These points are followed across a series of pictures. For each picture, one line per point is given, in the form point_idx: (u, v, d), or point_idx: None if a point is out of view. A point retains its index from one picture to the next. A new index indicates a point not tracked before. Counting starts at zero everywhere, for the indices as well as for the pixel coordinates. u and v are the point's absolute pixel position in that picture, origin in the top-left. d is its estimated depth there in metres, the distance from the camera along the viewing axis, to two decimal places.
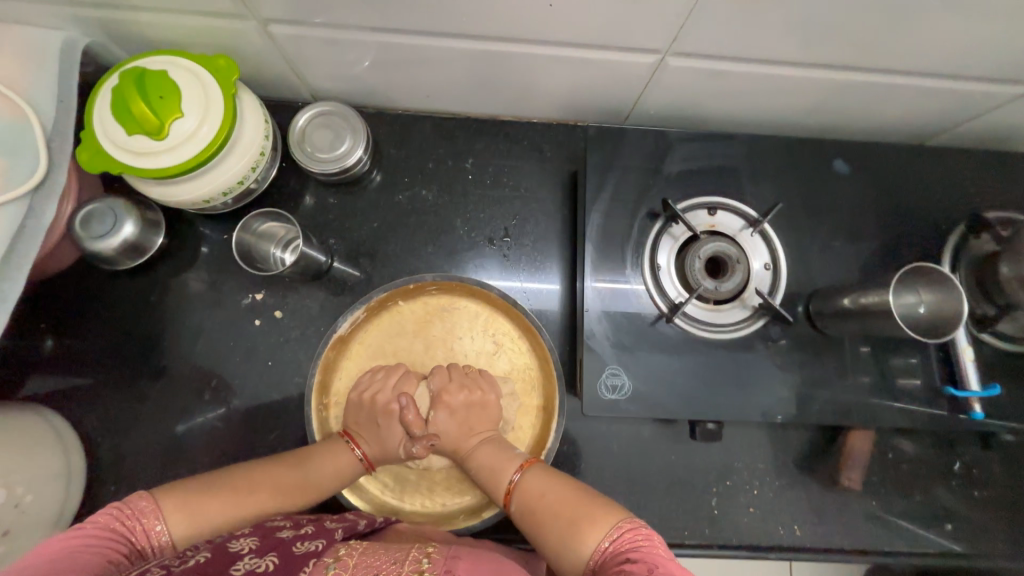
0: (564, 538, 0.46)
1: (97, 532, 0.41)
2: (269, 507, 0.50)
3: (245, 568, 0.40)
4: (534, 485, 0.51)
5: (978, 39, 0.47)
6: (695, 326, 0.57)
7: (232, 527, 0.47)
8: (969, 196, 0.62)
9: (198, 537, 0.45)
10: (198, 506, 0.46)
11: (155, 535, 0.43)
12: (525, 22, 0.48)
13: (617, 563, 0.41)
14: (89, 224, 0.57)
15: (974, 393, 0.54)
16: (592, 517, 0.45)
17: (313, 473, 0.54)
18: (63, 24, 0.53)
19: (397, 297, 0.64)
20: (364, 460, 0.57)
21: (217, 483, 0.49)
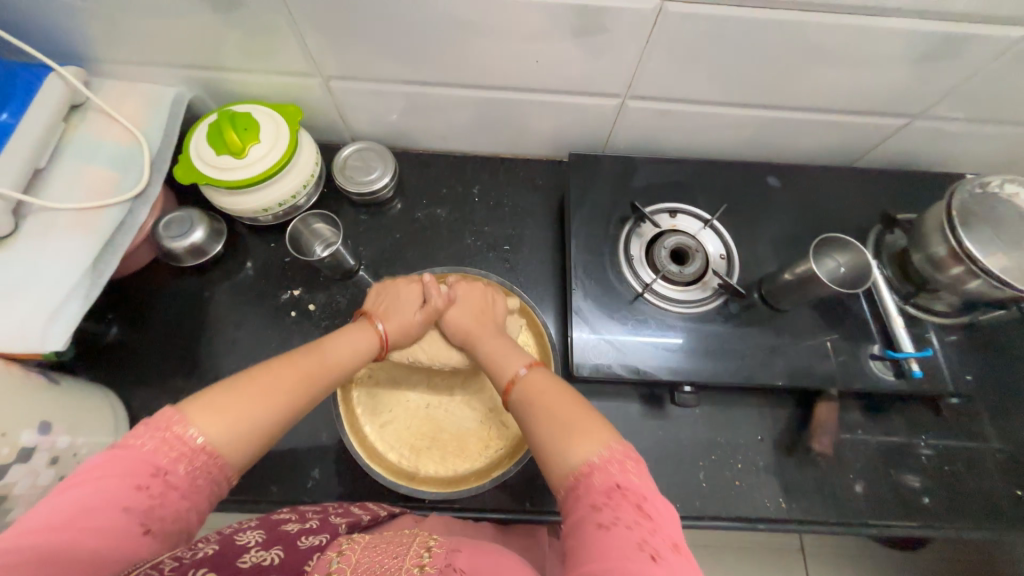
0: (553, 436, 0.49)
1: (134, 450, 0.42)
2: (294, 390, 0.52)
3: (253, 561, 0.43)
4: (534, 382, 0.55)
5: (851, 81, 0.64)
6: (666, 304, 0.67)
7: (267, 415, 0.49)
8: (882, 205, 0.76)
9: (234, 436, 0.46)
10: (225, 408, 0.47)
11: (189, 442, 0.44)
12: (520, 73, 0.66)
13: (605, 487, 0.44)
14: (169, 228, 0.71)
15: (909, 353, 0.64)
16: (588, 435, 0.48)
17: (330, 353, 0.57)
18: (176, 82, 0.71)
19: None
20: (382, 333, 0.64)
21: (245, 380, 0.50)
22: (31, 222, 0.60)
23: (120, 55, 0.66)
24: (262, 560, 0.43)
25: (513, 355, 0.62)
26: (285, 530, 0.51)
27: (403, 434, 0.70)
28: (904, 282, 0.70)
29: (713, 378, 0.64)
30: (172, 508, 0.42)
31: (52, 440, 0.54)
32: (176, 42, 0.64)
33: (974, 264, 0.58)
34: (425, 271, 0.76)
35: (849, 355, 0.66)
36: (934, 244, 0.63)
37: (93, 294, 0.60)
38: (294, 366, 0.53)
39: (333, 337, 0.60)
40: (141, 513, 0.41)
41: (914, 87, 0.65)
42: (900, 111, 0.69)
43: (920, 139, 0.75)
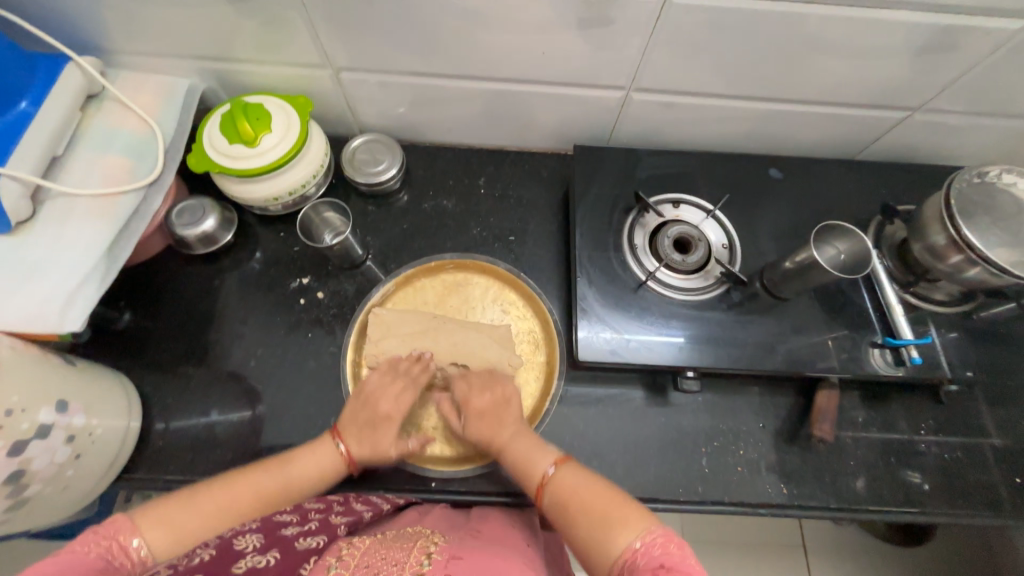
0: (588, 533, 0.53)
1: (83, 547, 0.46)
2: (247, 513, 0.57)
3: (248, 564, 0.49)
4: (565, 481, 0.58)
5: (850, 74, 0.65)
6: (670, 292, 0.68)
7: (210, 534, 0.55)
8: (882, 197, 0.77)
9: (175, 553, 0.52)
10: (173, 522, 0.53)
11: (132, 552, 0.49)
12: (526, 66, 0.68)
13: (650, 565, 0.47)
14: (182, 216, 0.72)
15: (908, 340, 0.65)
16: (630, 522, 0.52)
17: (293, 471, 0.61)
18: (190, 73, 0.72)
19: (421, 274, 0.78)
20: (343, 454, 0.63)
21: (198, 496, 0.56)
22: (50, 207, 0.61)
23: (136, 45, 0.68)
24: (257, 562, 0.49)
25: (534, 445, 0.62)
26: (283, 533, 0.55)
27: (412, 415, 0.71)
28: (905, 272, 0.71)
29: (716, 364, 0.65)
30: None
31: (70, 417, 0.55)
32: (191, 33, 0.65)
33: (972, 251, 0.60)
34: (432, 257, 0.78)
35: (849, 343, 0.67)
36: (933, 233, 0.64)
37: (108, 279, 0.61)
38: (252, 484, 0.59)
39: (296, 453, 0.63)
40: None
41: (913, 80, 0.66)
42: (900, 105, 0.71)
43: (919, 132, 0.76)
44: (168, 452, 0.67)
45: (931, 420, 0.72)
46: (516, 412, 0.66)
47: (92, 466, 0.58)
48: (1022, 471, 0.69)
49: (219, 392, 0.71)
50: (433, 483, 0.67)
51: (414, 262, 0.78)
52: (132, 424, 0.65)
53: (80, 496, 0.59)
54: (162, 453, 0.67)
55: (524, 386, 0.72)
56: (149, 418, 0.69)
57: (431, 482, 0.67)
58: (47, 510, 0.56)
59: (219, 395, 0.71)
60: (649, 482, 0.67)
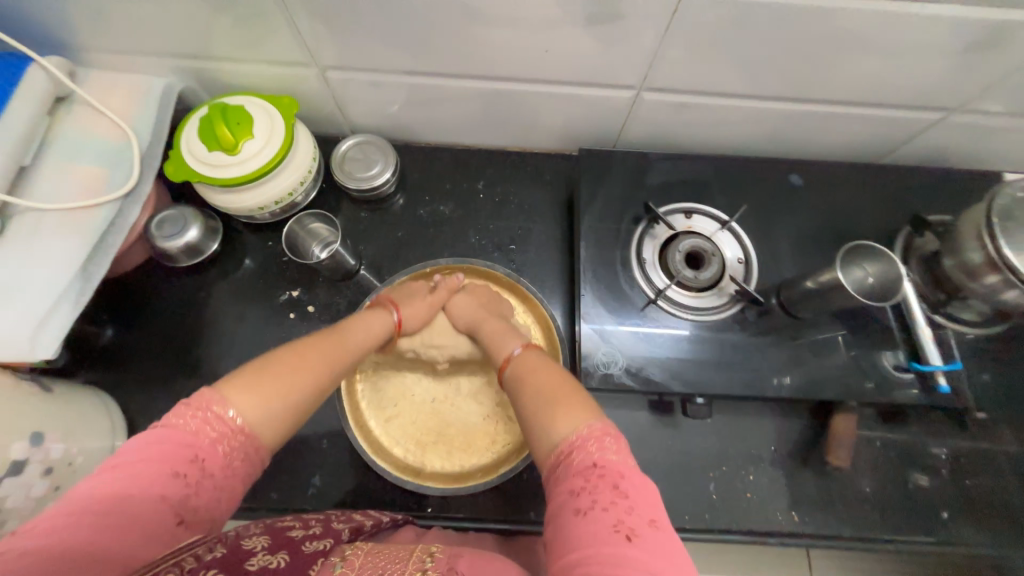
0: (539, 412, 0.49)
1: (175, 431, 0.42)
2: (324, 368, 0.53)
3: (259, 564, 0.41)
4: (530, 366, 0.55)
5: (886, 74, 0.59)
6: (680, 311, 0.64)
7: (300, 391, 0.50)
8: (911, 205, 0.72)
9: (270, 412, 0.47)
10: (260, 385, 0.47)
11: (227, 421, 0.44)
12: (528, 64, 0.62)
13: (584, 461, 0.43)
14: (162, 227, 0.68)
15: (936, 366, 0.61)
16: (574, 409, 0.47)
17: (354, 339, 0.59)
18: (166, 72, 0.67)
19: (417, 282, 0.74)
20: (399, 320, 0.65)
21: (277, 359, 0.51)
22: (18, 222, 0.57)
23: (106, 43, 0.62)
24: (270, 563, 0.42)
25: (508, 334, 0.62)
26: (290, 534, 0.49)
27: (406, 427, 0.68)
28: (933, 289, 0.66)
29: (728, 389, 0.61)
30: (205, 498, 0.42)
31: (46, 449, 0.52)
32: (162, 29, 0.60)
33: (1014, 275, 0.54)
34: (427, 263, 0.74)
35: (870, 365, 0.63)
36: (969, 251, 0.59)
37: (83, 299, 0.57)
38: (323, 354, 0.54)
39: (351, 322, 0.61)
40: (176, 505, 0.40)
41: (955, 80, 0.60)
42: (937, 106, 0.64)
43: (956, 134, 0.70)
44: None
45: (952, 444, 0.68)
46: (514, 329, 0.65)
47: None
48: None
49: None
50: (430, 508, 0.65)
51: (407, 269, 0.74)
52: (118, 443, 0.62)
53: None
54: None
55: None
56: None
57: (429, 507, 0.65)
58: None
59: None
60: None
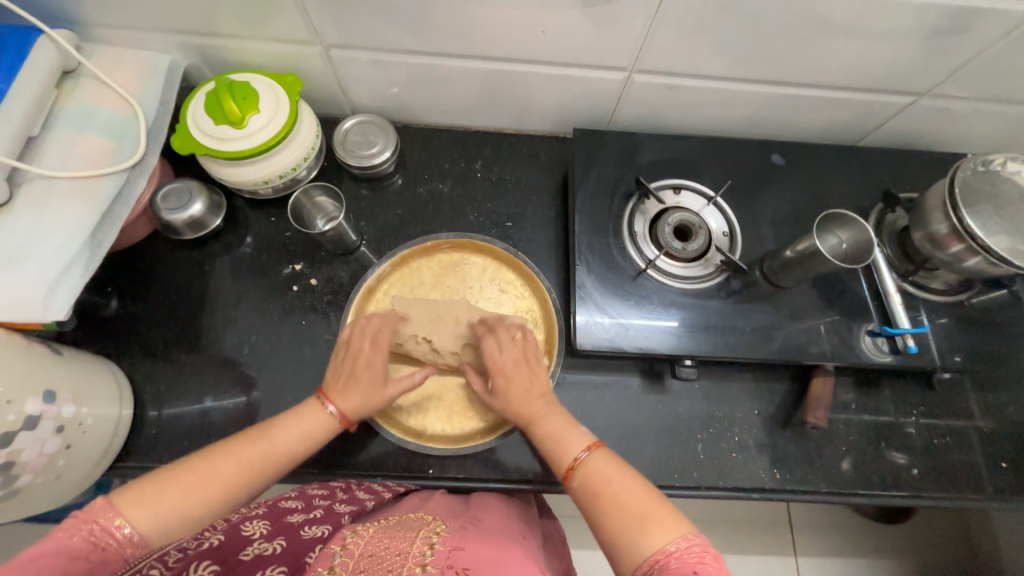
0: (619, 526, 0.48)
1: (57, 538, 0.41)
2: (233, 486, 0.51)
3: (255, 552, 0.49)
4: (598, 470, 0.53)
5: (859, 58, 0.64)
6: (669, 280, 0.68)
7: (207, 509, 0.49)
8: (883, 183, 0.77)
9: (167, 528, 0.46)
10: (158, 499, 0.46)
11: (119, 535, 0.43)
12: (526, 44, 0.65)
13: (681, 570, 0.42)
14: (167, 200, 0.70)
15: (906, 330, 0.66)
16: (664, 522, 0.46)
17: (280, 441, 0.55)
18: (170, 49, 0.69)
19: (417, 256, 0.77)
20: (336, 414, 0.59)
21: (182, 473, 0.49)
22: (27, 190, 0.59)
23: (113, 19, 0.64)
24: (265, 550, 0.50)
25: (567, 423, 0.59)
26: (289, 521, 0.55)
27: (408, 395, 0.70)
28: (903, 260, 0.71)
29: (714, 353, 0.65)
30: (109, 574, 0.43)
31: (58, 407, 0.54)
32: (169, 5, 0.61)
33: (975, 241, 0.59)
34: (428, 237, 0.77)
35: (845, 331, 0.68)
36: (935, 223, 0.64)
37: (92, 266, 0.59)
38: (238, 456, 0.52)
39: (280, 423, 0.57)
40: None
41: (922, 65, 0.64)
42: (907, 89, 0.69)
43: (925, 118, 0.75)
44: (161, 442, 0.66)
45: (921, 406, 0.73)
46: (541, 385, 0.63)
47: (84, 454, 0.58)
48: (1006, 454, 0.71)
49: (211, 381, 0.69)
50: (431, 470, 0.67)
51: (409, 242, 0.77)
52: (124, 412, 0.64)
53: (76, 483, 0.58)
54: (155, 442, 0.66)
55: None
56: (142, 407, 0.68)
57: (429, 469, 0.67)
58: (41, 500, 0.55)
59: (212, 384, 0.69)
60: (646, 468, 0.68)
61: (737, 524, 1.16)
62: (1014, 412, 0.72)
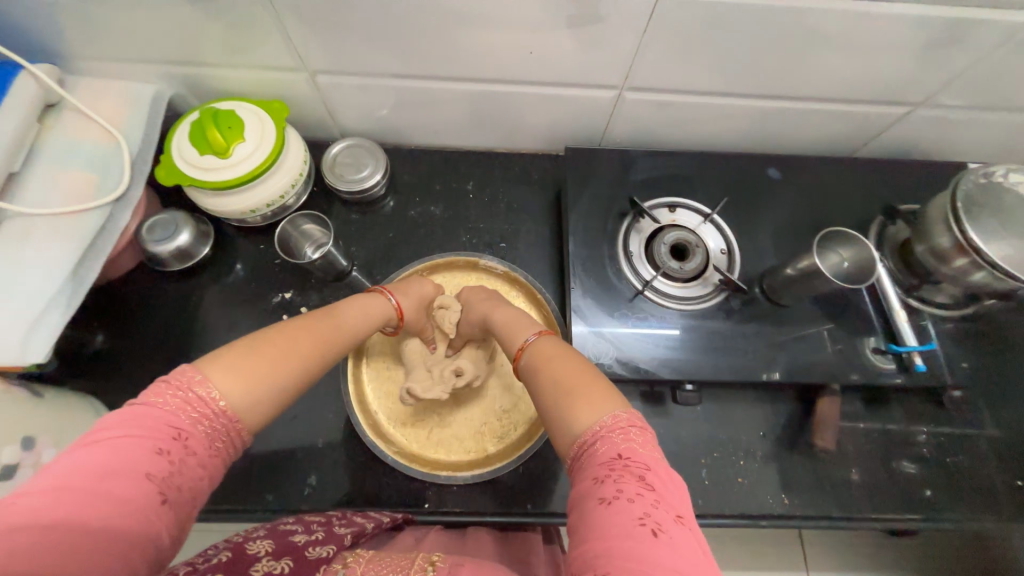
0: (564, 405, 0.46)
1: (152, 408, 0.39)
2: (309, 360, 0.50)
3: (262, 570, 0.43)
4: (542, 351, 0.53)
5: (858, 69, 0.62)
6: (667, 301, 0.66)
7: (284, 378, 0.47)
8: (883, 196, 0.75)
9: (250, 396, 0.43)
10: (241, 363, 0.44)
11: (211, 404, 0.41)
12: (514, 65, 0.64)
13: (608, 458, 0.41)
14: (153, 231, 0.68)
15: (913, 347, 0.64)
16: (598, 400, 0.45)
17: (343, 320, 0.57)
18: (155, 79, 0.68)
19: (524, 291, 0.75)
20: (396, 306, 0.64)
21: (261, 337, 0.48)
22: (6, 228, 0.57)
23: (96, 51, 0.63)
24: (271, 569, 0.43)
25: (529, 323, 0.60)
26: (292, 541, 0.49)
27: (388, 359, 0.72)
28: (907, 274, 0.69)
29: (715, 376, 0.63)
30: (190, 475, 0.38)
31: (37, 454, 0.52)
32: (152, 37, 0.61)
33: (980, 256, 0.58)
34: (521, 270, 0.74)
35: (852, 349, 0.65)
36: (938, 237, 0.62)
37: (74, 303, 0.58)
38: (309, 326, 0.53)
39: (346, 304, 0.60)
40: (161, 482, 0.36)
41: (917, 75, 0.63)
42: (903, 100, 0.68)
43: (923, 127, 0.74)
44: None
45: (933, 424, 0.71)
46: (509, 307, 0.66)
47: None
48: None
49: None
50: (427, 504, 0.64)
51: (502, 261, 0.75)
52: None
53: None
54: None
55: (450, 449, 0.67)
56: None
57: (425, 504, 0.64)
58: None
59: None
60: None
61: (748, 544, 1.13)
62: None
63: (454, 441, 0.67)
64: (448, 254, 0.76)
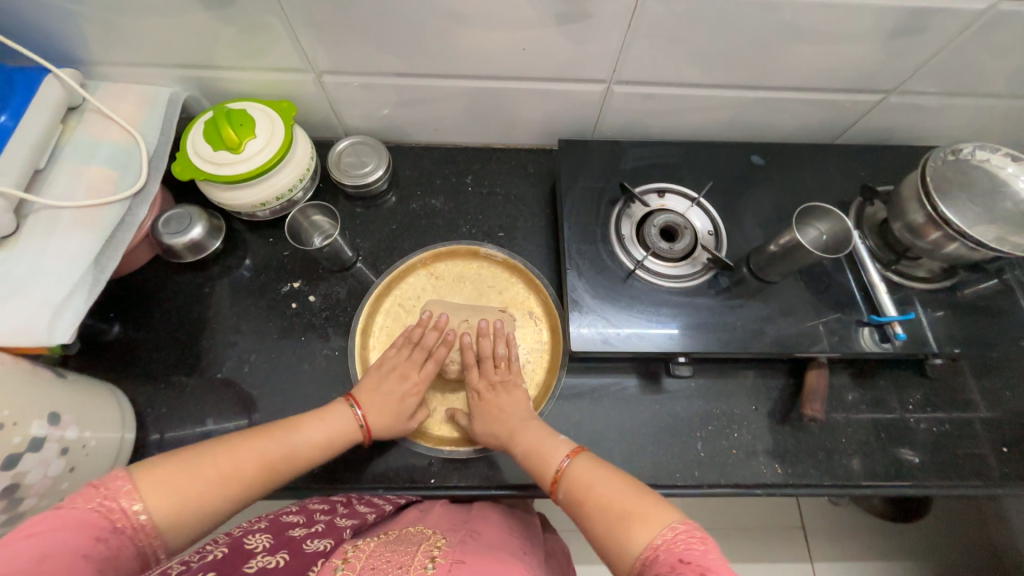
0: (611, 530, 0.50)
1: (78, 511, 0.43)
2: (250, 483, 0.54)
3: (259, 564, 0.47)
4: (580, 471, 0.56)
5: (831, 59, 0.67)
6: (658, 280, 0.69)
7: (217, 502, 0.51)
8: (862, 179, 0.79)
9: (178, 510, 0.48)
10: (174, 482, 0.49)
11: (133, 517, 0.46)
12: (509, 62, 0.68)
13: (668, 562, 0.43)
14: (168, 225, 0.72)
15: (892, 317, 0.67)
16: (651, 517, 0.48)
17: (300, 440, 0.58)
18: (171, 83, 0.72)
19: (522, 277, 0.78)
20: (364, 425, 0.62)
21: (194, 462, 0.52)
22: (32, 219, 0.61)
23: (117, 56, 0.67)
24: (268, 563, 0.47)
25: (548, 437, 0.61)
26: (291, 534, 0.53)
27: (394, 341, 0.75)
28: (886, 250, 0.73)
29: (706, 349, 0.66)
30: (125, 562, 0.44)
31: (62, 430, 0.55)
32: (170, 42, 0.65)
33: (950, 227, 0.61)
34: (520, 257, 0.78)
35: (836, 322, 0.68)
36: (912, 212, 0.66)
37: (96, 290, 0.61)
38: (257, 451, 0.55)
39: (309, 420, 0.61)
40: (100, 562, 0.42)
41: (887, 63, 0.67)
42: (875, 87, 0.72)
43: (897, 114, 0.78)
44: None
45: (919, 395, 0.74)
46: (513, 402, 0.66)
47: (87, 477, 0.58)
48: (1009, 440, 0.70)
49: (211, 402, 0.70)
50: (433, 480, 0.66)
51: (501, 249, 0.79)
52: (126, 435, 0.64)
53: None
54: None
55: (453, 427, 0.70)
56: (143, 430, 0.68)
57: (431, 479, 0.66)
58: None
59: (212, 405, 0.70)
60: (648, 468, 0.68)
61: (750, 530, 1.14)
62: (1012, 397, 0.72)
63: (455, 419, 0.71)
64: (448, 243, 0.80)
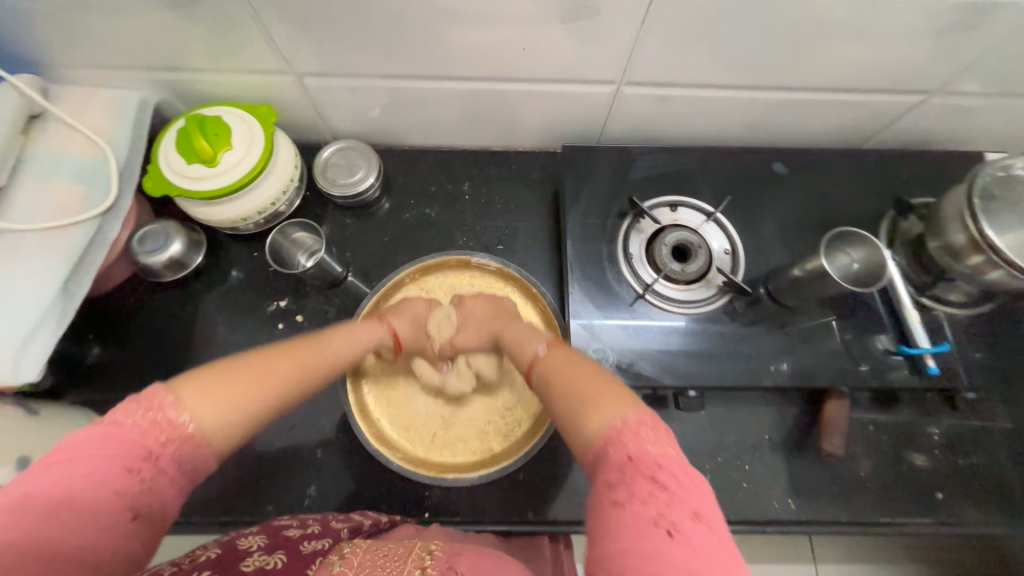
0: (576, 418, 0.45)
1: (122, 428, 0.38)
2: (286, 381, 0.48)
3: (256, 564, 0.43)
4: (552, 361, 0.52)
5: (870, 58, 0.59)
6: (668, 305, 0.64)
7: (259, 407, 0.45)
8: (895, 189, 0.72)
9: (224, 421, 0.42)
10: (216, 389, 0.43)
11: (179, 427, 0.40)
12: (508, 63, 0.61)
13: (620, 462, 0.39)
14: (144, 243, 0.67)
15: (925, 348, 0.61)
16: (609, 401, 0.44)
17: (331, 347, 0.56)
18: (141, 86, 0.66)
19: (519, 288, 0.73)
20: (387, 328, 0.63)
21: (235, 367, 0.46)
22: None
23: (80, 59, 0.62)
24: (266, 562, 0.43)
25: (529, 329, 0.59)
26: (287, 534, 0.50)
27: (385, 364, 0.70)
28: (921, 271, 0.66)
29: (719, 381, 0.61)
30: (158, 494, 0.39)
31: None
32: (135, 43, 0.59)
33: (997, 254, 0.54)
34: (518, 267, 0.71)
35: (861, 351, 0.63)
36: (953, 234, 0.59)
37: (65, 320, 0.58)
38: (298, 355, 0.51)
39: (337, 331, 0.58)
40: (131, 499, 0.37)
41: (934, 63, 0.59)
42: (919, 89, 0.64)
43: (939, 117, 0.70)
44: None
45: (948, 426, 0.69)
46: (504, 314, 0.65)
47: None
48: None
49: None
50: (427, 513, 0.63)
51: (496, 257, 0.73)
52: None
53: None
54: None
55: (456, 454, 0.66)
56: None
57: (426, 513, 0.64)
58: None
59: None
60: None
61: None
62: None
63: (459, 443, 0.66)
64: (439, 254, 0.74)
